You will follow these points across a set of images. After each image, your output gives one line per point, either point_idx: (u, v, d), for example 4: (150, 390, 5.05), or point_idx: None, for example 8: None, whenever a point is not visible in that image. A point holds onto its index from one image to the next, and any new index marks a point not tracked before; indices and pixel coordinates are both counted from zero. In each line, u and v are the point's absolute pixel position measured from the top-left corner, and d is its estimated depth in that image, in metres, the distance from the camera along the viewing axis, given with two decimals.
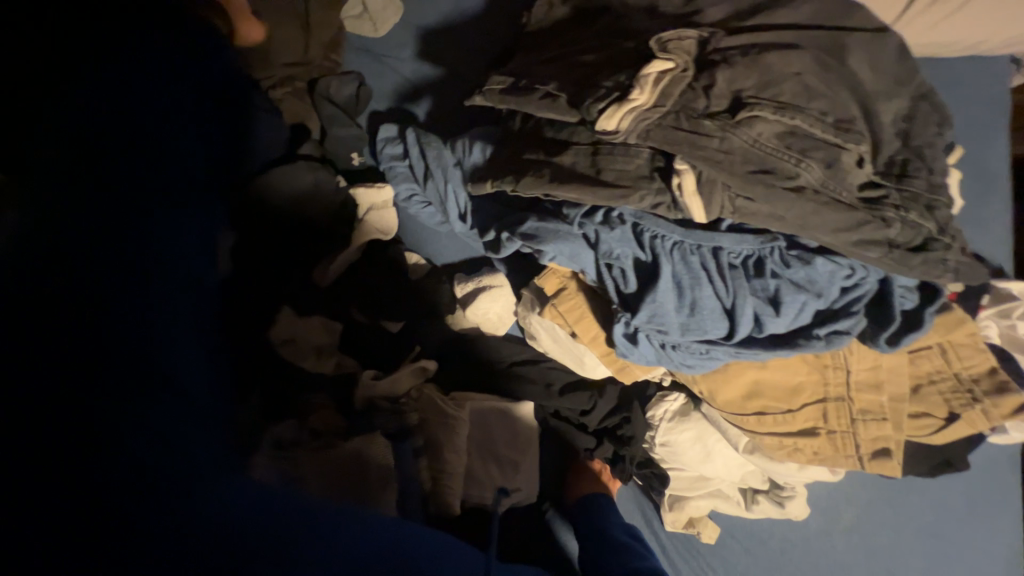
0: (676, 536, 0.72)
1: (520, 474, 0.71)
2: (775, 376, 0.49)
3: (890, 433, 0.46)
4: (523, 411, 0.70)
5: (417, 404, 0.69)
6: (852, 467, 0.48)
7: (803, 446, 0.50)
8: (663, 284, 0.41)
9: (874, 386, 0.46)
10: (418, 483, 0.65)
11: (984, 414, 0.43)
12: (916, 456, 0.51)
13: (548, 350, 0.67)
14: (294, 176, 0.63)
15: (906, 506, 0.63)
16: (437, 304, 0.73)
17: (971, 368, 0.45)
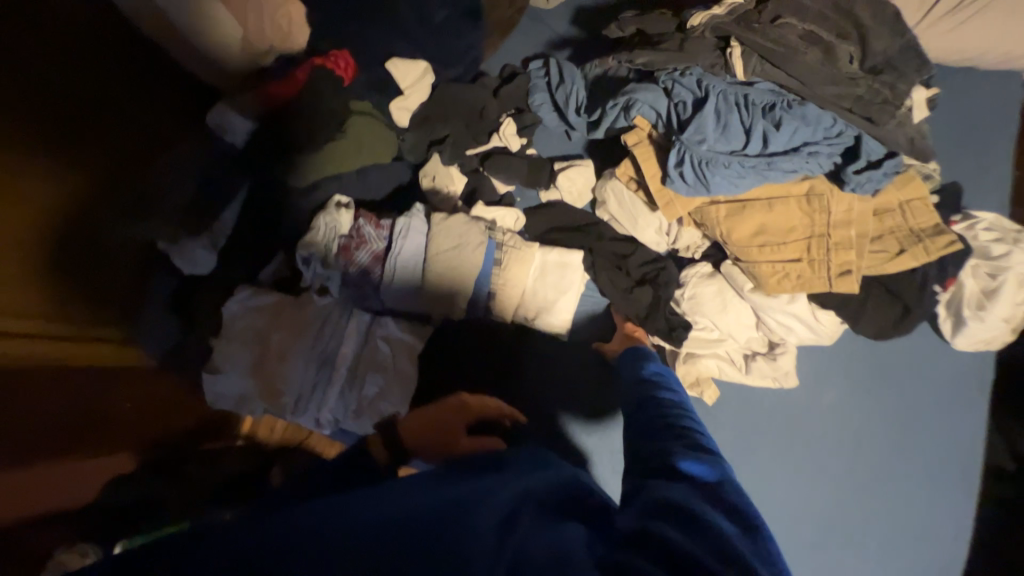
0: None
1: (557, 306, 0.91)
2: (777, 215, 0.69)
3: (854, 259, 0.65)
4: (575, 254, 0.89)
5: (506, 240, 0.91)
6: (822, 287, 0.67)
7: (789, 271, 0.69)
8: (708, 115, 0.66)
9: (847, 224, 0.66)
10: (486, 282, 0.90)
11: (922, 250, 0.63)
12: (886, 306, 0.68)
13: (610, 214, 0.90)
14: (464, 95, 1.01)
15: (866, 395, 0.80)
16: (538, 176, 0.99)
17: (920, 223, 0.65)
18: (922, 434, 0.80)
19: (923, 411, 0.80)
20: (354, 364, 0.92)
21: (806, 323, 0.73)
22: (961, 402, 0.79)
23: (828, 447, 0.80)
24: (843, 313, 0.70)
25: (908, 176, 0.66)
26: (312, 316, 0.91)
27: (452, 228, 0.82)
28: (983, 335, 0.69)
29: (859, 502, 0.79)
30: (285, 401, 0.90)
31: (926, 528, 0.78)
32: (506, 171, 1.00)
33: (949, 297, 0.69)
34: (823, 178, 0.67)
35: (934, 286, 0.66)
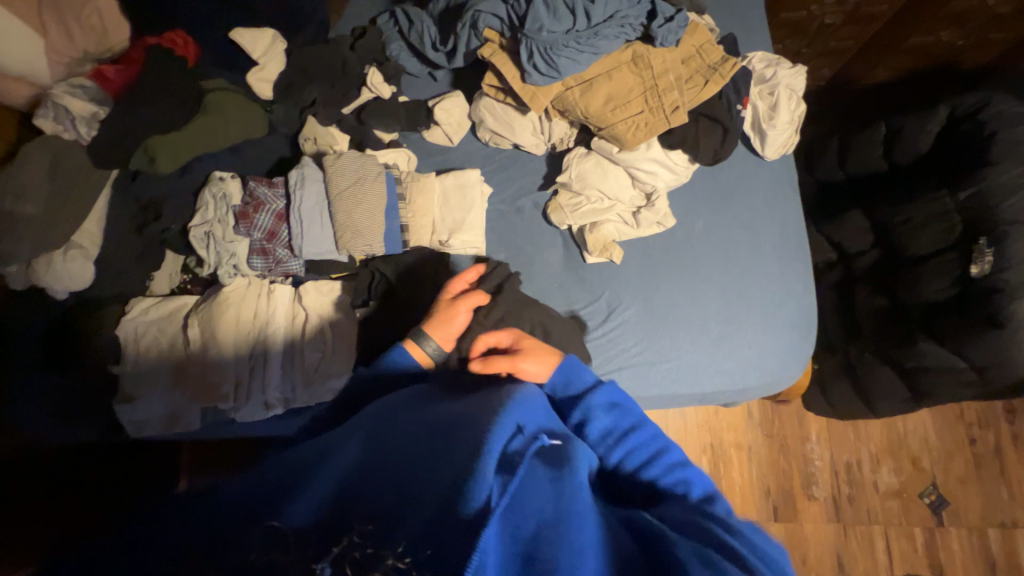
0: (596, 267, 0.97)
1: (468, 223, 0.96)
2: (617, 81, 0.85)
3: (678, 98, 0.84)
4: (470, 173, 0.99)
5: (403, 176, 0.96)
6: (666, 127, 0.85)
7: (639, 123, 0.85)
8: (539, 5, 0.79)
9: (666, 72, 0.84)
10: (399, 217, 0.93)
11: (719, 77, 0.84)
12: (711, 132, 0.88)
13: (490, 129, 1.01)
14: (321, 54, 1.02)
15: (733, 212, 0.96)
16: (417, 116, 1.05)
17: (713, 60, 0.86)
18: (785, 227, 0.96)
19: (780, 208, 0.97)
20: (288, 339, 0.91)
21: (662, 165, 0.91)
22: (776, 197, 0.97)
23: (698, 281, 0.95)
24: (686, 148, 0.89)
25: (693, 26, 0.87)
26: (228, 304, 0.88)
27: (347, 166, 0.86)
28: (780, 139, 0.93)
29: (736, 308, 0.94)
30: (225, 393, 0.88)
31: (793, 309, 0.94)
32: (385, 118, 1.03)
33: (749, 115, 0.93)
34: (638, 43, 0.86)
35: (733, 103, 0.89)
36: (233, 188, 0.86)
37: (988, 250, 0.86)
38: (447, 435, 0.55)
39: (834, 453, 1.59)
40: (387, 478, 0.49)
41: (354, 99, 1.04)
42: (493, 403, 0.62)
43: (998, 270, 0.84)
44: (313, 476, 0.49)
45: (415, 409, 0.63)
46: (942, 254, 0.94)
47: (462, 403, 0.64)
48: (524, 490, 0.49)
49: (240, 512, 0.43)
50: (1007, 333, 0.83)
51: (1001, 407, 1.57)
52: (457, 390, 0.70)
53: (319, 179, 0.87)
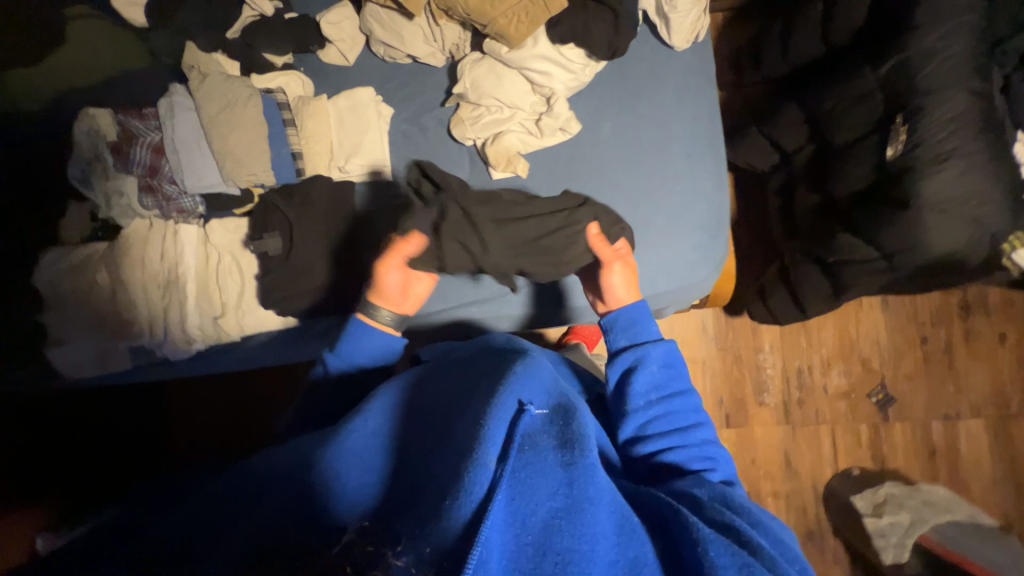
0: (505, 182, 0.94)
1: (364, 147, 0.94)
2: None
3: None
4: (362, 91, 0.94)
5: (291, 101, 0.92)
6: (546, 15, 0.80)
7: (520, 13, 0.80)
8: None
9: None
10: (288, 144, 0.90)
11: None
12: (602, 20, 0.83)
13: (380, 40, 0.94)
14: None
15: (642, 111, 0.91)
16: (308, 35, 0.97)
17: None
18: (698, 124, 0.91)
19: (693, 104, 0.91)
20: (200, 276, 0.91)
21: (556, 62, 0.85)
22: (689, 92, 0.91)
23: (606, 188, 0.91)
24: (577, 38, 0.83)
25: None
26: (132, 244, 0.88)
27: (215, 90, 0.84)
28: (687, 23, 0.85)
29: (644, 213, 0.91)
30: (140, 330, 0.91)
31: (703, 212, 0.91)
32: (271, 38, 0.97)
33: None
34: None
35: None
36: (99, 124, 0.83)
37: (903, 128, 0.81)
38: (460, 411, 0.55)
39: (786, 361, 1.63)
40: (408, 475, 0.51)
41: (239, 21, 0.95)
42: (498, 373, 0.59)
43: (911, 148, 0.79)
44: (325, 450, 0.54)
45: (441, 377, 0.65)
46: (864, 141, 0.89)
47: (463, 377, 0.63)
48: (534, 483, 0.46)
49: (244, 500, 0.49)
50: (913, 216, 0.79)
51: (956, 305, 1.56)
52: (462, 359, 0.69)
53: (194, 105, 0.84)
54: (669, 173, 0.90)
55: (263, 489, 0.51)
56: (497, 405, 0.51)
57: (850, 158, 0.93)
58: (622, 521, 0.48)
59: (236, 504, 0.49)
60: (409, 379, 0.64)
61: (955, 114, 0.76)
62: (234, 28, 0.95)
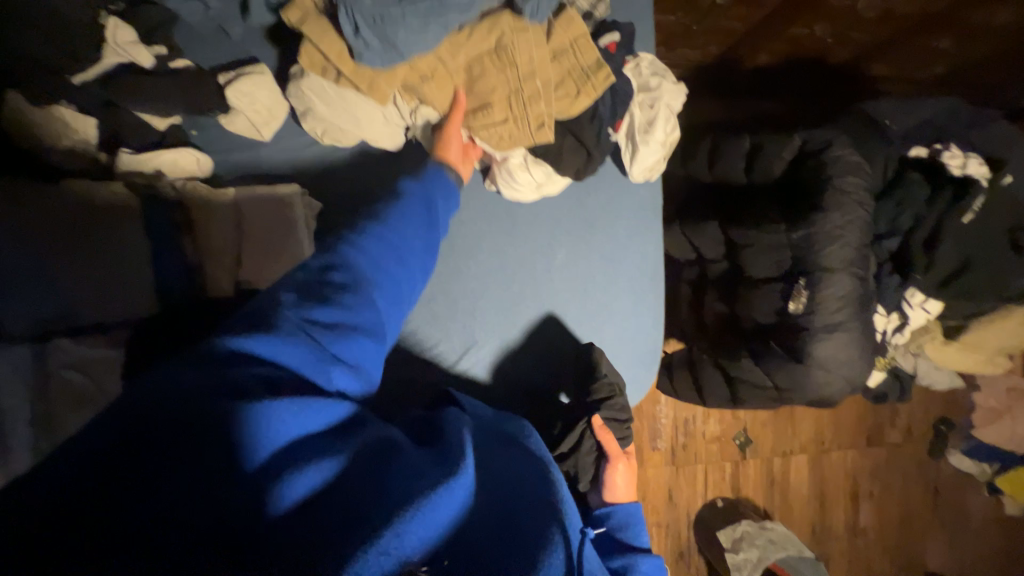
0: (450, 301, 0.87)
1: (280, 254, 0.77)
2: (482, 83, 0.72)
3: (545, 109, 0.73)
4: (281, 189, 0.78)
5: (182, 188, 0.75)
6: (530, 139, 0.75)
7: (503, 133, 0.75)
8: None
9: (530, 74, 0.72)
10: (182, 254, 0.74)
11: (590, 89, 0.73)
12: (580, 151, 0.80)
13: (321, 119, 0.76)
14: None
15: (593, 243, 0.92)
16: (203, 99, 0.75)
17: (587, 60, 0.73)
18: (644, 260, 0.94)
19: (640, 241, 0.94)
20: (37, 418, 0.65)
21: (524, 176, 0.81)
22: (638, 229, 0.93)
23: (554, 318, 0.91)
24: (548, 159, 0.79)
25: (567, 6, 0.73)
26: None
27: (79, 191, 0.69)
28: (649, 161, 0.84)
29: (587, 346, 0.92)
30: None
31: (640, 343, 0.96)
32: (153, 97, 0.72)
33: (626, 128, 0.83)
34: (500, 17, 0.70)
35: (606, 130, 0.79)
36: None
37: (803, 291, 0.94)
38: (528, 466, 0.59)
39: (676, 411, 1.86)
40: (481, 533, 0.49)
41: (98, 64, 0.71)
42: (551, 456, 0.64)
43: (807, 311, 0.93)
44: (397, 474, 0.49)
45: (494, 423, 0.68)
46: (771, 284, 1.02)
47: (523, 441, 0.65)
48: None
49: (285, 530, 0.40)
50: (800, 369, 0.95)
51: None
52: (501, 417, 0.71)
53: (42, 210, 0.66)
54: (614, 306, 0.93)
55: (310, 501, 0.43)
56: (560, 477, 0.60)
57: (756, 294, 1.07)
58: None
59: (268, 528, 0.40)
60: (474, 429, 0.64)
61: (839, 295, 0.90)
62: (89, 70, 0.70)
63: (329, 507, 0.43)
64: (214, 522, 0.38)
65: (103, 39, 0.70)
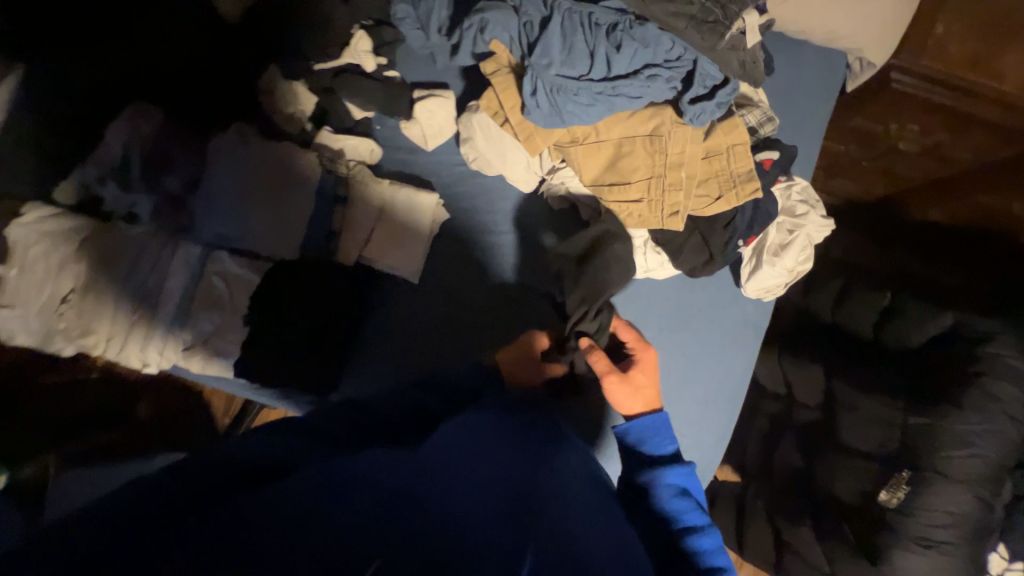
0: None
1: (399, 247, 0.88)
2: (627, 159, 0.75)
3: (682, 201, 0.74)
4: (424, 195, 0.88)
5: (352, 174, 0.89)
6: (657, 224, 0.75)
7: (631, 210, 0.76)
8: (552, 37, 0.71)
9: (677, 164, 0.73)
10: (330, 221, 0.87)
11: (734, 196, 0.73)
12: (698, 251, 0.78)
13: (478, 148, 0.86)
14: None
15: (678, 341, 0.89)
16: (396, 105, 0.90)
17: (739, 168, 0.73)
18: (725, 378, 0.90)
19: (727, 357, 0.90)
20: (184, 303, 0.87)
21: (634, 255, 0.81)
22: (729, 345, 0.90)
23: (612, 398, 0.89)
24: (666, 250, 0.79)
25: (734, 120, 0.74)
26: (127, 245, 0.84)
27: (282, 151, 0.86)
28: (767, 283, 0.80)
29: None
30: (99, 335, 0.85)
31: (693, 458, 0.90)
32: (362, 94, 0.89)
33: (755, 244, 0.80)
34: (665, 110, 0.74)
35: (736, 238, 0.76)
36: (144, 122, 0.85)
37: (904, 484, 0.81)
38: (525, 482, 0.48)
39: None
40: (465, 499, 0.43)
41: (336, 60, 0.89)
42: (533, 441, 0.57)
43: (902, 510, 0.80)
44: (362, 457, 0.45)
45: (497, 431, 0.57)
46: (865, 459, 0.89)
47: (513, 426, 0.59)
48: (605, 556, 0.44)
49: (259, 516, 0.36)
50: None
51: None
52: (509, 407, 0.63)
53: (258, 156, 0.86)
54: (678, 412, 0.89)
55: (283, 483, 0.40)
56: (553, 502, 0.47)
57: (843, 463, 0.94)
58: None
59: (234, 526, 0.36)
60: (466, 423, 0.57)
61: (950, 509, 0.77)
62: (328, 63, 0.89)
63: (294, 489, 0.39)
64: (187, 540, 0.34)
65: (348, 46, 0.89)
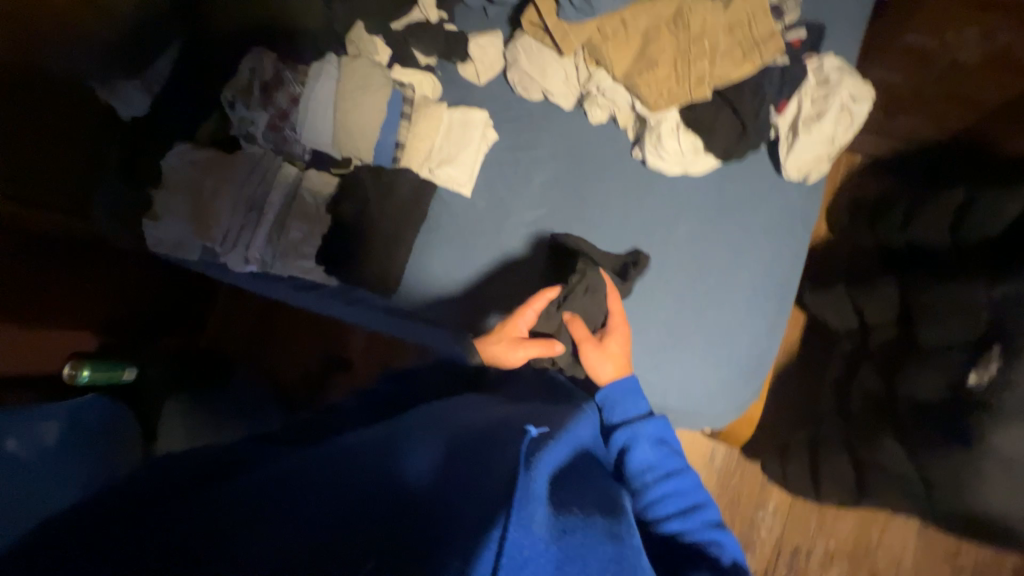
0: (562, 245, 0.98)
1: (455, 160, 1.00)
2: (654, 43, 0.86)
3: (707, 72, 0.84)
4: (475, 113, 1.01)
5: (416, 98, 1.02)
6: (687, 97, 0.85)
7: (662, 88, 0.86)
8: None
9: (700, 40, 0.85)
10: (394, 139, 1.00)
11: (756, 58, 0.83)
12: (730, 123, 0.85)
13: (521, 68, 0.99)
14: None
15: (719, 230, 0.90)
16: (455, 48, 1.07)
17: (759, 34, 0.83)
18: (774, 266, 0.88)
19: (775, 245, 0.88)
20: (279, 216, 1.04)
21: (671, 141, 0.87)
22: (777, 233, 0.88)
23: (654, 287, 0.91)
24: (700, 132, 0.85)
25: None
26: (240, 164, 1.03)
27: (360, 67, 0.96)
28: (806, 156, 0.83)
29: (683, 326, 0.89)
30: (216, 236, 1.03)
31: (744, 349, 0.87)
32: (426, 41, 1.07)
33: (787, 117, 0.84)
34: None
35: (765, 107, 0.83)
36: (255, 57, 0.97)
37: (995, 362, 0.72)
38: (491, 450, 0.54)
39: (785, 531, 1.45)
40: (426, 479, 0.51)
41: (408, 15, 1.08)
42: (523, 416, 0.64)
43: (993, 387, 0.71)
44: (353, 457, 0.55)
45: (472, 424, 0.63)
46: (953, 353, 0.80)
47: (500, 414, 0.66)
48: (579, 544, 0.46)
49: (247, 516, 0.47)
50: (971, 460, 0.70)
51: (1008, 565, 1.33)
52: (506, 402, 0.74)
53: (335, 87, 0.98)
54: (724, 300, 0.88)
55: (281, 479, 0.52)
56: (532, 477, 0.49)
57: (924, 367, 0.85)
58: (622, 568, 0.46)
59: (237, 512, 0.47)
60: (449, 418, 0.67)
61: None
62: (401, 20, 1.08)
63: (294, 488, 0.50)
64: (206, 523, 0.46)
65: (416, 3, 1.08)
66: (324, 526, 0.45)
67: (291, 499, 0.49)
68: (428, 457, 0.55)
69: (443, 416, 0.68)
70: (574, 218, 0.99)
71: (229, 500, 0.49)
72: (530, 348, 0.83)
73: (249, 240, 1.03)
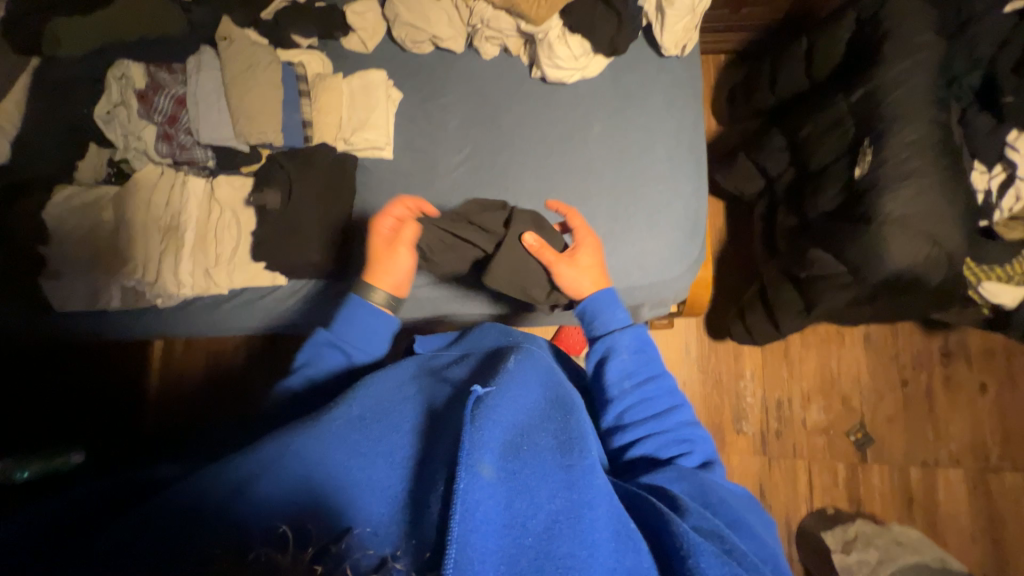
0: (496, 176, 1.02)
1: (368, 124, 1.00)
2: None
3: None
4: (373, 74, 1.02)
5: (309, 76, 1.00)
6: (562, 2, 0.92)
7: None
8: None
9: None
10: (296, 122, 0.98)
11: None
12: (607, 18, 0.93)
13: (404, 22, 1.02)
14: None
15: (628, 117, 0.99)
16: (330, 20, 1.04)
17: None
18: (682, 133, 0.98)
19: (677, 116, 0.98)
20: (201, 230, 0.98)
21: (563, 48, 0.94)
22: (676, 104, 0.98)
23: (588, 184, 0.98)
24: (583, 32, 0.93)
25: None
26: (139, 187, 0.96)
27: (240, 52, 0.94)
28: (677, 29, 0.93)
29: (624, 208, 0.97)
30: (137, 269, 0.95)
31: (680, 211, 0.97)
32: (299, 21, 1.03)
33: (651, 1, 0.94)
34: None
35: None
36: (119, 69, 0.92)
37: (869, 150, 0.86)
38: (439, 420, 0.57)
39: (765, 390, 1.61)
40: (363, 460, 0.53)
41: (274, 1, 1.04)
42: (465, 376, 0.65)
43: (873, 169, 0.85)
44: (281, 440, 0.53)
45: (405, 391, 0.63)
46: (838, 162, 0.95)
47: (426, 381, 0.67)
48: (530, 480, 0.50)
49: (177, 524, 0.46)
50: (872, 228, 0.84)
51: (938, 350, 1.56)
52: (440, 365, 0.72)
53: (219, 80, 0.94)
54: (651, 175, 0.97)
55: (202, 477, 0.50)
56: (479, 428, 0.50)
57: (820, 183, 1.00)
58: (568, 494, 0.51)
59: (164, 517, 0.46)
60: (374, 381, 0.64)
61: (913, 140, 0.82)
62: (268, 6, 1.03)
63: (215, 497, 0.48)
64: (125, 532, 0.45)
65: None
66: (271, 520, 0.46)
67: (212, 508, 0.47)
68: (406, 419, 0.58)
69: (374, 376, 0.66)
70: (498, 146, 1.03)
71: (156, 504, 0.47)
72: (407, 238, 0.85)
73: (175, 263, 0.96)
